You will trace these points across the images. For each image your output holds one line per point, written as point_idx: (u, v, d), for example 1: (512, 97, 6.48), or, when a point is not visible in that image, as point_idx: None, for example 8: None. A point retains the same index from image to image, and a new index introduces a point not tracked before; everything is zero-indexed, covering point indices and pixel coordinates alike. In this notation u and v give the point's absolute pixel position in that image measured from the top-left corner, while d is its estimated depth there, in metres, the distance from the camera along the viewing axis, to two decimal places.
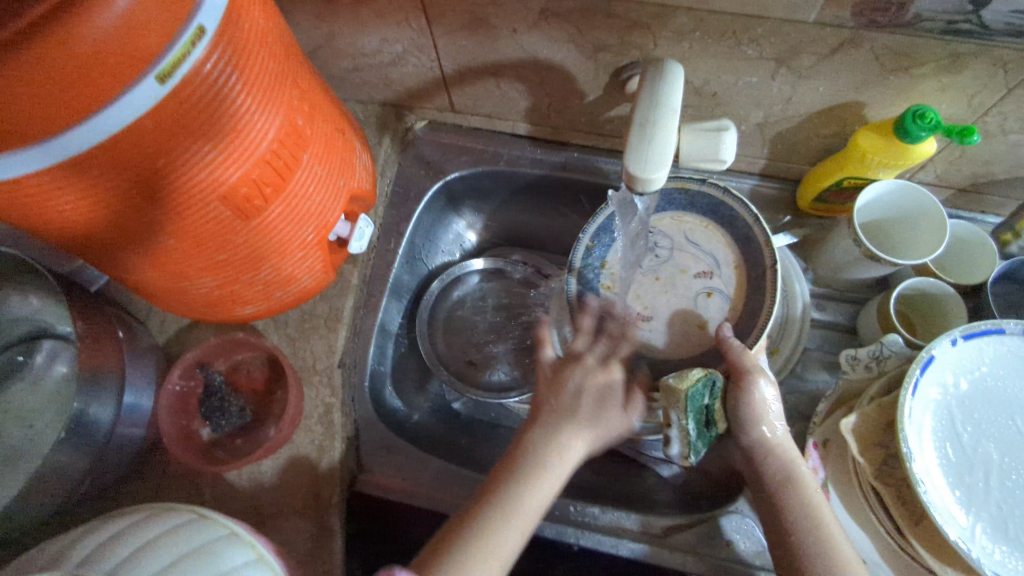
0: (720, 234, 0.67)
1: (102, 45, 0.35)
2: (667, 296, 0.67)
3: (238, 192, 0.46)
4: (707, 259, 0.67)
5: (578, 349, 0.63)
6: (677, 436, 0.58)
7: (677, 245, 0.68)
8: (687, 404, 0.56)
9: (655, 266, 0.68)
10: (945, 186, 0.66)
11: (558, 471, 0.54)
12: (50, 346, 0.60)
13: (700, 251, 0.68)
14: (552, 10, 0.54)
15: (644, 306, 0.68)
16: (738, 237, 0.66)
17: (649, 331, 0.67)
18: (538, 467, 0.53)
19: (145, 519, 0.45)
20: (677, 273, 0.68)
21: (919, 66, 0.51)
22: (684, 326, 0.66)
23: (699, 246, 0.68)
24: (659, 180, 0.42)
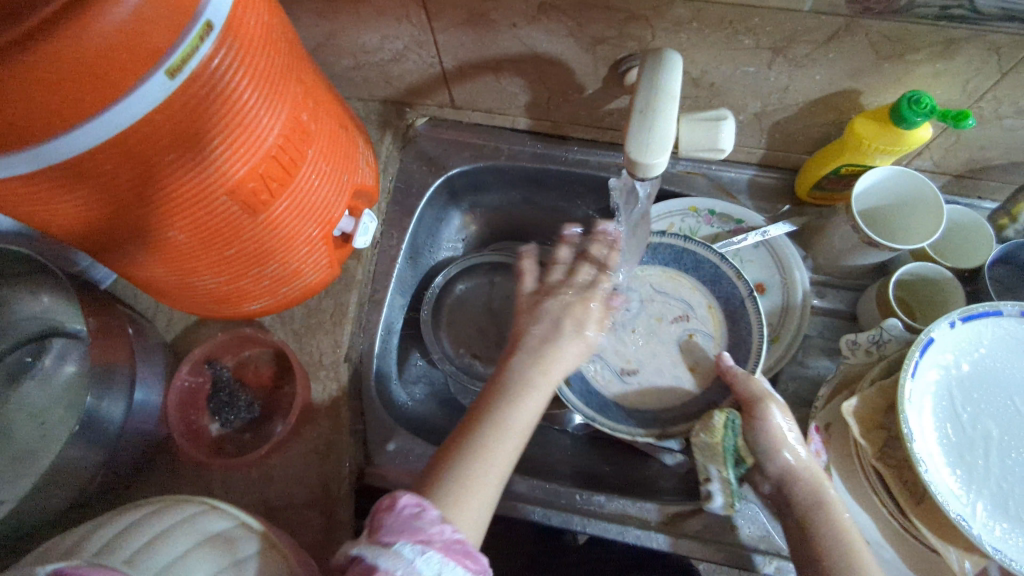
0: (688, 280, 0.70)
1: (114, 41, 0.36)
2: (650, 347, 0.69)
3: (245, 186, 0.47)
4: (680, 304, 0.70)
5: (557, 278, 0.62)
6: (717, 487, 0.60)
7: (648, 296, 0.71)
8: (725, 455, 0.59)
9: (629, 321, 0.70)
10: (941, 172, 0.66)
11: (544, 391, 0.55)
12: (60, 345, 0.60)
13: (670, 296, 0.70)
14: (551, 4, 0.55)
15: (626, 361, 0.69)
16: (712, 277, 0.69)
17: (643, 387, 0.68)
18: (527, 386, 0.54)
19: (160, 511, 0.46)
20: (654, 321, 0.70)
21: (913, 53, 0.52)
22: (675, 370, 0.68)
23: (669, 294, 0.70)
24: (661, 165, 0.42)
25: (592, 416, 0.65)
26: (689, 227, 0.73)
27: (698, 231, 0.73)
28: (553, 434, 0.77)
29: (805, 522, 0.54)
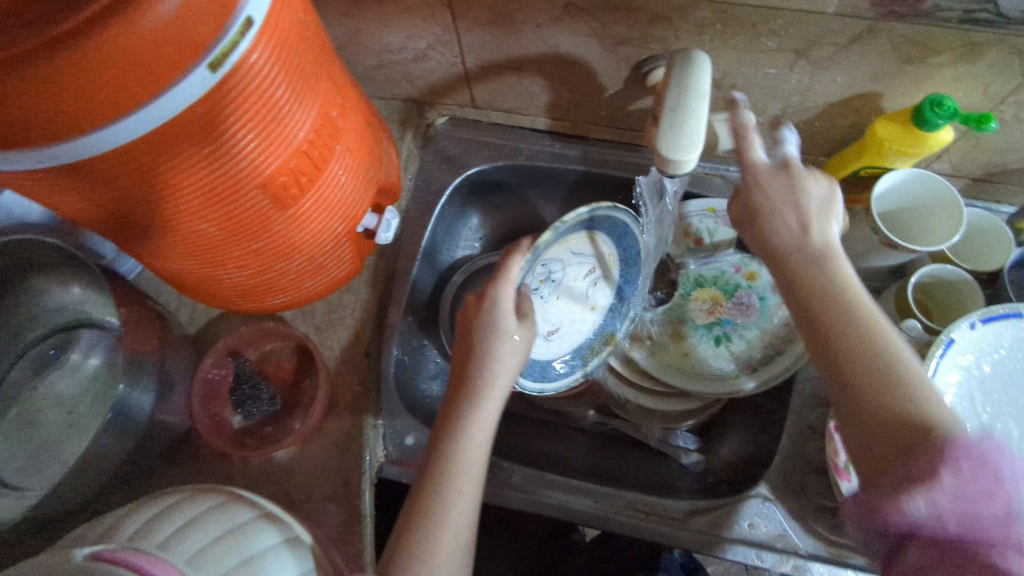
0: (597, 236, 0.65)
1: (160, 36, 0.36)
2: (569, 306, 0.66)
3: (275, 180, 0.48)
4: (592, 258, 0.66)
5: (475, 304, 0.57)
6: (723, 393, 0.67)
7: (569, 261, 0.65)
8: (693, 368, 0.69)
9: (552, 288, 0.64)
10: (960, 176, 0.67)
11: (484, 432, 0.53)
12: (86, 336, 0.61)
13: (586, 257, 0.66)
14: (576, 5, 0.56)
15: (549, 324, 0.65)
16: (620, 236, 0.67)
17: (566, 344, 0.67)
18: (471, 433, 0.52)
19: (187, 499, 0.47)
20: (575, 282, 0.66)
21: (935, 56, 0.53)
22: (582, 318, 0.67)
23: (582, 252, 0.65)
24: (691, 161, 0.42)
25: (545, 387, 0.65)
26: (707, 227, 0.72)
27: (717, 231, 0.72)
28: (567, 431, 0.77)
29: (821, 337, 0.44)
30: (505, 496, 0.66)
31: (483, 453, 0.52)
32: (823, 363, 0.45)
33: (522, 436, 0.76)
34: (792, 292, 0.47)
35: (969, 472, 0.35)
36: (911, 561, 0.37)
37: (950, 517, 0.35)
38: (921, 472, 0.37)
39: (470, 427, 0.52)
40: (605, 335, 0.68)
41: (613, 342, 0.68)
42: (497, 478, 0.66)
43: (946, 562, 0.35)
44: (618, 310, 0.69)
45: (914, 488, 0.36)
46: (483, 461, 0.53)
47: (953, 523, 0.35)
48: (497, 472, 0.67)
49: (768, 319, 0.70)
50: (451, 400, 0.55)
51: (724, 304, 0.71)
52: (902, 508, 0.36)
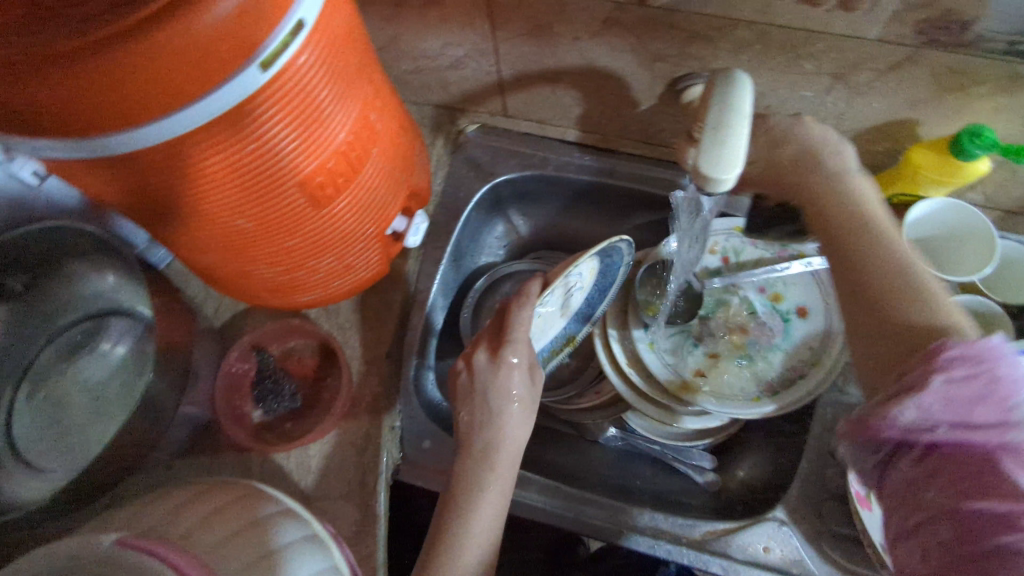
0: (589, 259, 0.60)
1: (217, 34, 0.37)
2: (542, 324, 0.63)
3: (314, 180, 0.49)
4: (577, 277, 0.61)
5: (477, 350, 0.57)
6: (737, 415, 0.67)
7: (558, 289, 0.59)
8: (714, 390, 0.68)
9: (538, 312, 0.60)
10: (992, 207, 0.66)
11: (496, 487, 0.54)
12: (116, 324, 0.62)
13: (574, 281, 0.60)
14: (616, 19, 0.56)
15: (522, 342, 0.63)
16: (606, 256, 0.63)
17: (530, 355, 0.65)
18: (490, 500, 0.53)
19: (210, 491, 0.48)
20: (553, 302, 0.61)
21: (976, 87, 0.52)
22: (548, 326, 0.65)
23: (571, 278, 0.60)
24: (730, 180, 0.42)
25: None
26: (734, 247, 0.74)
27: (744, 251, 0.73)
28: (582, 444, 0.77)
29: (853, 260, 0.49)
30: (518, 505, 0.66)
31: (498, 509, 0.53)
32: (842, 286, 0.50)
33: (537, 445, 0.76)
34: (820, 211, 0.53)
35: (956, 379, 0.39)
36: (903, 469, 0.41)
37: (939, 423, 0.39)
38: (913, 383, 0.40)
39: (483, 484, 0.53)
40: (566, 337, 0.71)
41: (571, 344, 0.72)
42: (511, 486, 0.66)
43: (937, 476, 0.39)
44: (581, 314, 0.70)
45: (904, 397, 0.40)
46: (499, 515, 0.54)
47: (942, 428, 0.38)
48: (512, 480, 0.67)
49: (793, 340, 0.69)
50: (461, 457, 0.55)
51: (748, 324, 0.70)
52: (892, 417, 0.40)
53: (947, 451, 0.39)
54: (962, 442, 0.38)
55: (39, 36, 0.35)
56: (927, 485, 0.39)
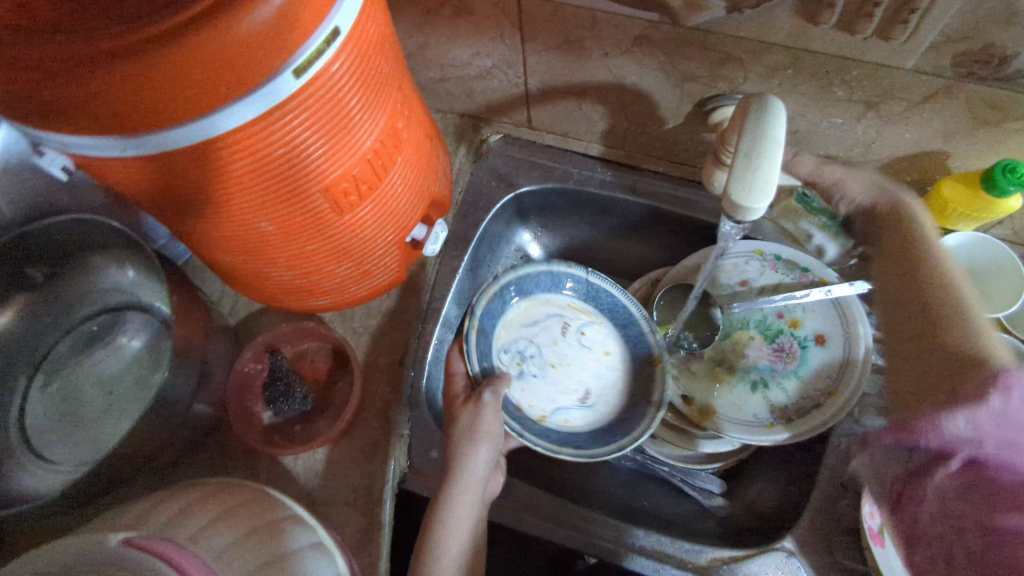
0: (539, 301, 0.71)
1: (254, 39, 0.37)
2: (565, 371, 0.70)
3: (338, 186, 0.49)
4: (556, 317, 0.71)
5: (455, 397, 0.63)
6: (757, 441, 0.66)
7: (531, 334, 0.71)
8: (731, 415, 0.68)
9: (540, 361, 0.70)
10: (1020, 244, 0.65)
11: (459, 509, 0.56)
12: (132, 319, 0.62)
13: (541, 324, 0.71)
14: (648, 38, 0.56)
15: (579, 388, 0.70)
16: (557, 283, 0.71)
17: (606, 400, 0.69)
18: (450, 518, 0.56)
19: (221, 493, 0.48)
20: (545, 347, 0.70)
21: (1011, 122, 0.52)
22: (598, 365, 0.71)
23: (532, 324, 0.71)
24: (760, 209, 0.42)
25: (615, 443, 0.65)
26: (755, 269, 0.72)
27: (764, 274, 0.72)
28: (590, 461, 0.76)
29: (914, 282, 0.59)
30: (523, 521, 0.65)
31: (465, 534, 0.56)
32: (909, 326, 0.59)
33: (544, 460, 0.76)
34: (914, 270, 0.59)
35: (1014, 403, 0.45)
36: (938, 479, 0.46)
37: (987, 439, 0.44)
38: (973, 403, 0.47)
39: (450, 509, 0.56)
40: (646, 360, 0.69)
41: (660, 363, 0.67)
42: (518, 500, 0.66)
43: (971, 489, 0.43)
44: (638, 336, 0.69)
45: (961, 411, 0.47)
46: (465, 542, 0.56)
47: (990, 443, 0.44)
48: (518, 495, 0.67)
49: (809, 367, 0.68)
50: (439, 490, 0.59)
51: (764, 349, 0.70)
52: (947, 426, 0.47)
53: (986, 464, 0.44)
54: (1009, 461, 0.43)
55: (78, 35, 0.35)
56: (959, 496, 0.44)
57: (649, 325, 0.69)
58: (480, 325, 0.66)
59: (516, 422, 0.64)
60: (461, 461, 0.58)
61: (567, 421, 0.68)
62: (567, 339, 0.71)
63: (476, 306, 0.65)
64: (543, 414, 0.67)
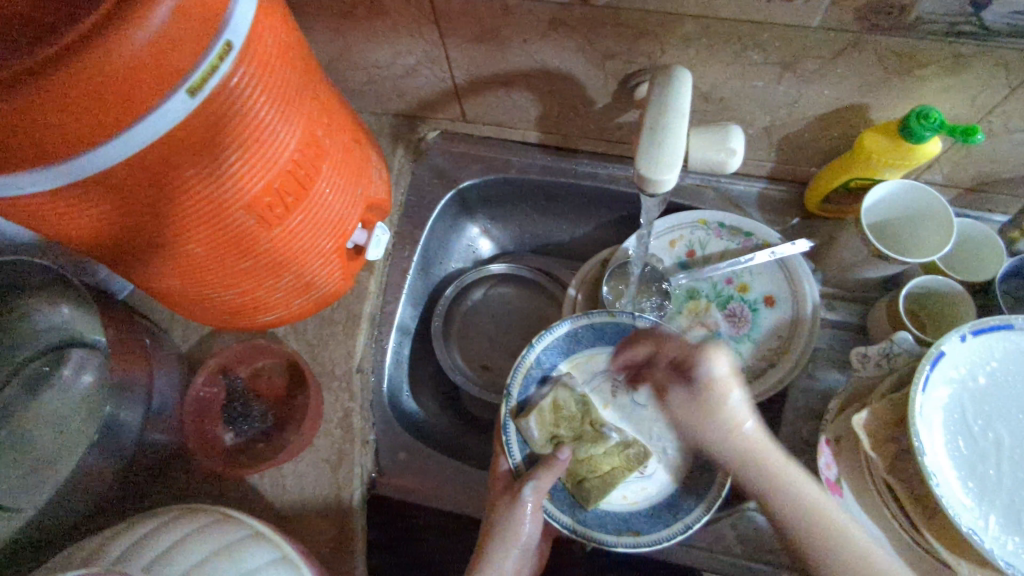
0: (580, 362, 0.67)
1: (138, 61, 0.37)
2: (615, 428, 0.64)
3: (261, 201, 0.48)
4: (605, 376, 0.67)
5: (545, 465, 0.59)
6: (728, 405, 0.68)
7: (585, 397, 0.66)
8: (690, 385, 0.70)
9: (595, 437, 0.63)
10: (951, 186, 0.66)
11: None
12: (77, 355, 0.62)
13: (594, 384, 0.66)
14: (562, 20, 0.56)
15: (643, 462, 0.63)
16: (598, 337, 0.67)
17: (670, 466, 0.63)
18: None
19: (176, 519, 0.48)
20: (589, 403, 0.64)
21: (921, 69, 0.53)
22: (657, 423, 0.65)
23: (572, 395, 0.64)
24: (671, 180, 0.43)
25: (678, 524, 0.59)
26: (698, 239, 0.73)
27: (709, 243, 0.73)
28: None
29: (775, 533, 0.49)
30: None
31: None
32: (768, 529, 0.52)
33: None
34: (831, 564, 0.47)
35: None
36: None
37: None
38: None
39: None
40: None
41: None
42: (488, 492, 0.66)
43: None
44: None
45: None
46: None
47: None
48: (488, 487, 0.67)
49: (761, 330, 0.70)
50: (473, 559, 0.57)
51: (717, 316, 0.71)
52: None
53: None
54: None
55: None
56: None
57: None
58: (518, 400, 0.64)
59: (568, 516, 0.60)
60: (497, 549, 0.56)
61: (647, 489, 0.62)
62: (621, 401, 0.66)
63: (510, 384, 0.64)
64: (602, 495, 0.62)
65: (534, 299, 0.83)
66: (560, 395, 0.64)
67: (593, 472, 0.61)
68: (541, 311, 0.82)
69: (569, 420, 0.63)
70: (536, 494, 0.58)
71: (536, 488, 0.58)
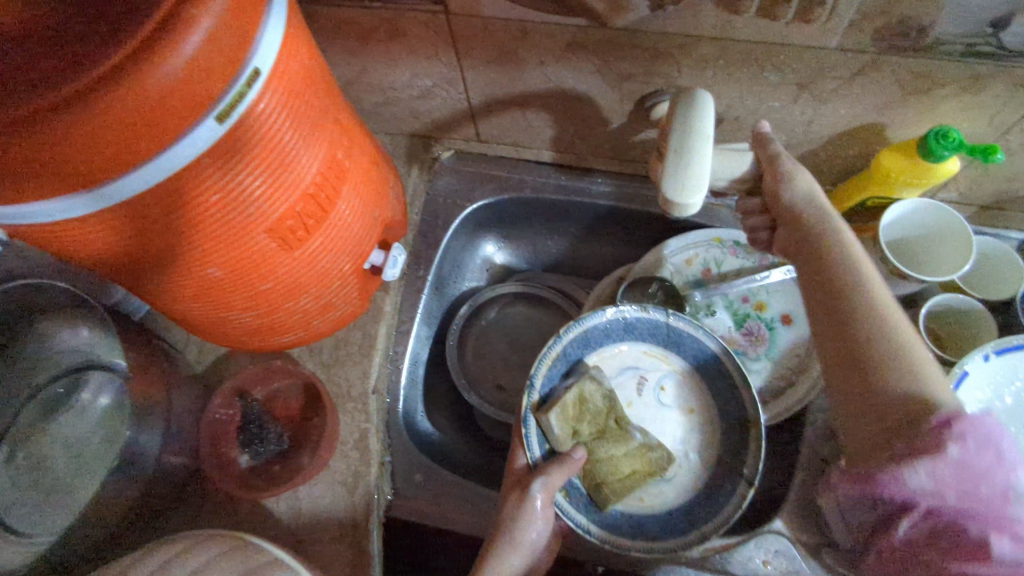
0: (609, 352, 0.64)
1: (170, 89, 0.37)
2: (640, 428, 0.62)
3: (283, 223, 0.48)
4: (631, 371, 0.64)
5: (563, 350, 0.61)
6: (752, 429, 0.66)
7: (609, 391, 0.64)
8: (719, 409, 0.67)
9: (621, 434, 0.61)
10: (967, 203, 0.66)
11: None
12: (95, 378, 0.59)
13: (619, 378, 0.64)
14: (579, 43, 0.56)
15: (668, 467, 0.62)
16: (628, 330, 0.64)
17: (692, 468, 0.62)
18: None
19: (195, 546, 0.47)
20: (614, 398, 0.62)
21: (939, 88, 0.53)
22: (680, 425, 0.64)
23: (601, 386, 0.61)
24: (697, 204, 0.45)
25: (693, 533, 0.59)
26: (713, 258, 0.72)
27: (724, 261, 0.72)
28: None
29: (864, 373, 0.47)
30: None
31: None
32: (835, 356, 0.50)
33: None
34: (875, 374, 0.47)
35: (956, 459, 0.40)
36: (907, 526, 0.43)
37: (948, 491, 0.40)
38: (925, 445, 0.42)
39: None
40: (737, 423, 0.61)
41: (755, 426, 0.60)
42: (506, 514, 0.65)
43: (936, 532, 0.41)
44: (729, 389, 0.62)
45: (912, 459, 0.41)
46: None
47: (951, 497, 0.39)
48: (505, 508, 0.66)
49: (778, 347, 0.69)
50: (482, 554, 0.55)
51: (735, 334, 0.70)
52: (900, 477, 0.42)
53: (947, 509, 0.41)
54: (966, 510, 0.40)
55: None
56: (927, 542, 0.41)
57: (740, 376, 0.61)
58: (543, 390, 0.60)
59: (583, 516, 0.58)
60: (502, 545, 0.54)
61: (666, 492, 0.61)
62: (646, 398, 0.64)
63: (536, 374, 0.59)
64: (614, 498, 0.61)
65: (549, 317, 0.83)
66: (585, 388, 0.60)
67: (615, 475, 0.59)
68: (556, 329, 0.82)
69: (595, 415, 0.60)
70: (544, 493, 0.55)
71: (545, 484, 0.55)
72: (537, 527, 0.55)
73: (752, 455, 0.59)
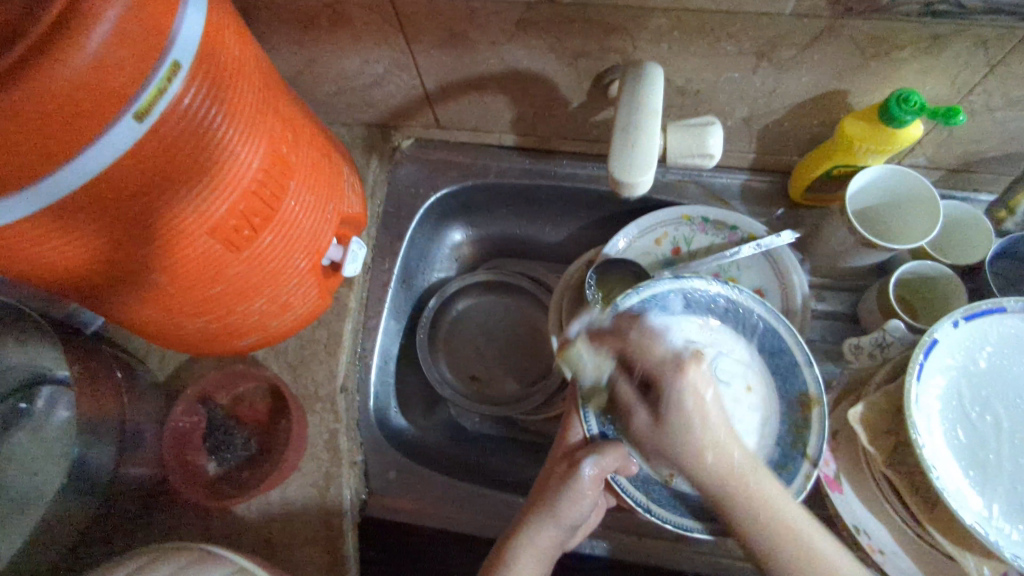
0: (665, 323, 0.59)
1: (76, 88, 0.35)
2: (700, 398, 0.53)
3: (227, 224, 0.46)
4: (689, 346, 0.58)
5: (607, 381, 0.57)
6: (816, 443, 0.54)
7: None
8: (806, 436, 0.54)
9: None
10: (935, 167, 0.65)
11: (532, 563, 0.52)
12: (49, 390, 0.59)
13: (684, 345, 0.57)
14: (529, 21, 0.54)
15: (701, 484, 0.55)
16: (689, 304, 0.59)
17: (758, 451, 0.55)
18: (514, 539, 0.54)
19: (153, 562, 0.46)
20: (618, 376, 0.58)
21: (898, 51, 0.51)
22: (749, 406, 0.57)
23: None
24: (646, 180, 0.48)
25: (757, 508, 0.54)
26: (683, 236, 0.71)
27: (693, 239, 0.71)
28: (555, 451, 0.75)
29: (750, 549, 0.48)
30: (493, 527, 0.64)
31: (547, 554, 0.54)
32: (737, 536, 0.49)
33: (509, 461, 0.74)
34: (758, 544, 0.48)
35: None
36: None
37: None
38: None
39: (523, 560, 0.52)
40: (796, 402, 0.55)
41: (816, 405, 0.55)
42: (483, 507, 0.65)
43: None
44: (789, 367, 0.56)
45: None
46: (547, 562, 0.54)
47: None
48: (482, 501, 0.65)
49: None
50: (524, 517, 0.55)
51: None
52: None
53: None
54: None
55: None
56: None
57: (804, 354, 0.56)
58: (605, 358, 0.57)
59: (641, 493, 0.55)
60: (541, 516, 0.54)
61: None
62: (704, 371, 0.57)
63: None
64: (670, 475, 0.56)
65: (521, 305, 0.81)
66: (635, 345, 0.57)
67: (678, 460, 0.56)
68: (530, 316, 0.81)
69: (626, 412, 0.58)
70: (597, 471, 0.53)
71: (598, 464, 0.53)
72: (583, 502, 0.54)
73: (816, 435, 0.54)
